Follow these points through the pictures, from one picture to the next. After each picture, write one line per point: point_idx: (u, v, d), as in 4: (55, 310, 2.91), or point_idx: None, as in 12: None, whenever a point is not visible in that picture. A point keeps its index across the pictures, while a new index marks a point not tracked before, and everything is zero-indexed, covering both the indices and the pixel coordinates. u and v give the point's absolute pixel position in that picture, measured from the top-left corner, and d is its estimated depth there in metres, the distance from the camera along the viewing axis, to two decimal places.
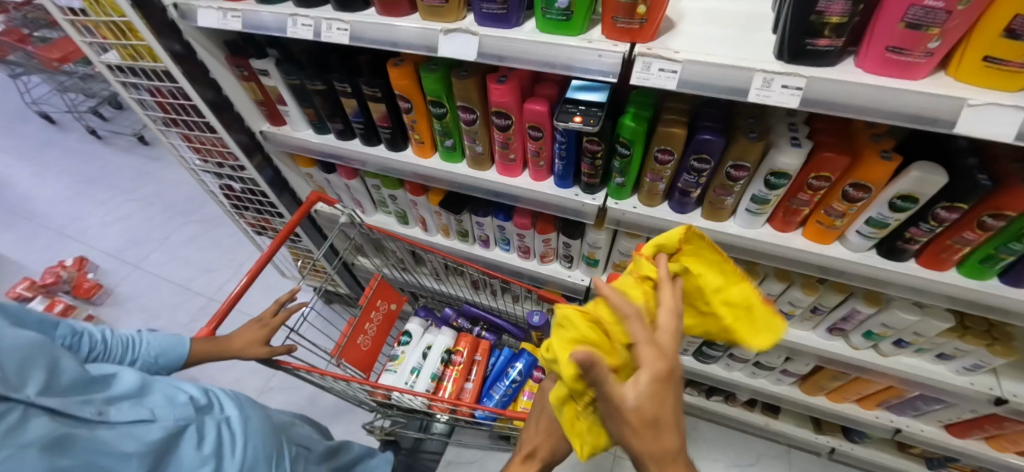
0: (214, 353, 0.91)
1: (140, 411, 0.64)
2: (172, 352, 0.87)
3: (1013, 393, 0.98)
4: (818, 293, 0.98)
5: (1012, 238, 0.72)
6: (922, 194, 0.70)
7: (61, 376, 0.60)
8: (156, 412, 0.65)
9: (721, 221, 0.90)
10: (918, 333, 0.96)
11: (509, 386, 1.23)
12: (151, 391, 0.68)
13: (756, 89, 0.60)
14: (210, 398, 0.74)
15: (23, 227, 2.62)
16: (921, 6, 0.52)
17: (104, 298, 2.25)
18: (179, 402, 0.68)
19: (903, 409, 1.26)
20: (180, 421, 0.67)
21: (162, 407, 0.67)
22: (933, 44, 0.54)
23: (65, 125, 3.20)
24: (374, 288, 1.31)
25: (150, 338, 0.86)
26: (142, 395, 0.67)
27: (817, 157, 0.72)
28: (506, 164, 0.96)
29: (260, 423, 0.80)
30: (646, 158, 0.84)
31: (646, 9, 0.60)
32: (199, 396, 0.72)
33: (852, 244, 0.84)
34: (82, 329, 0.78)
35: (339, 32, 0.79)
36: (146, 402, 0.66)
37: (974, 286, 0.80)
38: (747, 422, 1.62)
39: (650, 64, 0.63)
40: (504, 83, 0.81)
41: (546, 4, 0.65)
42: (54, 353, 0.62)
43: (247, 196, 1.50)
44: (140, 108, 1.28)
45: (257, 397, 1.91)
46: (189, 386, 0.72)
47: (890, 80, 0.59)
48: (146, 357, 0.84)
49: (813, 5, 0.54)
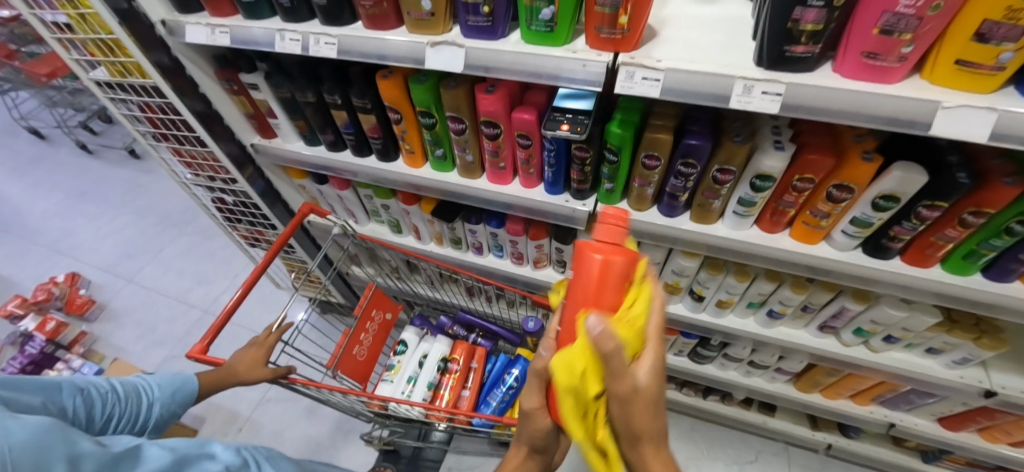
0: (224, 379, 0.99)
1: None
2: (182, 389, 0.96)
3: (1001, 385, 1.01)
4: (808, 292, 1.00)
5: (993, 234, 0.74)
6: (903, 193, 0.72)
7: (83, 463, 0.51)
8: None
9: (709, 223, 0.91)
10: (907, 329, 0.98)
11: (506, 392, 1.24)
12: (185, 466, 0.59)
13: (738, 96, 0.61)
14: (243, 459, 0.66)
15: (13, 244, 2.59)
16: (893, 13, 0.53)
17: (98, 314, 2.24)
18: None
19: (896, 403, 1.27)
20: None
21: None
22: (905, 50, 0.55)
23: (55, 140, 3.18)
24: (369, 297, 1.31)
25: (157, 382, 0.92)
26: (177, 471, 0.58)
27: (802, 160, 0.73)
28: (497, 172, 0.97)
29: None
30: (633, 165, 0.85)
31: (628, 19, 0.62)
32: (233, 461, 0.65)
33: (838, 243, 0.85)
34: (92, 381, 0.80)
35: (328, 46, 0.80)
36: None
37: (959, 281, 0.82)
38: (744, 421, 1.63)
39: (633, 73, 0.64)
40: (492, 93, 0.81)
41: (531, 16, 0.66)
42: (71, 436, 0.53)
43: (239, 209, 1.50)
44: (130, 124, 1.28)
45: (255, 409, 1.90)
46: (221, 451, 0.65)
47: (866, 84, 0.60)
48: (162, 398, 0.91)
49: (789, 13, 0.56)
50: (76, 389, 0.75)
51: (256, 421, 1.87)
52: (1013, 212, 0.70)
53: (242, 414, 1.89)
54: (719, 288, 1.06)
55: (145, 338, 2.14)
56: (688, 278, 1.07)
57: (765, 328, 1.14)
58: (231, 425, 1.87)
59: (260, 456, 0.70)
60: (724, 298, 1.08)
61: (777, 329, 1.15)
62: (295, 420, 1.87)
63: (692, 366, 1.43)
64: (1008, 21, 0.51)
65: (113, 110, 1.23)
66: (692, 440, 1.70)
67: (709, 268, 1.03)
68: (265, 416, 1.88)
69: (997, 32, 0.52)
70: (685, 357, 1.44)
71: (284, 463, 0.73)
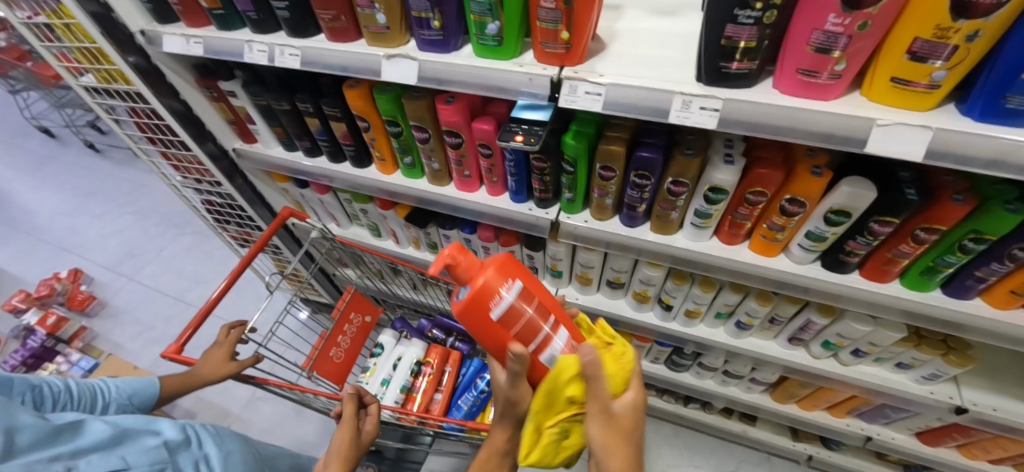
0: (189, 382, 1.01)
1: (111, 460, 0.63)
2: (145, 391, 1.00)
3: (972, 402, 0.99)
4: (773, 304, 1.00)
5: (946, 251, 0.74)
6: (854, 209, 0.72)
7: (21, 435, 0.59)
8: (129, 459, 0.65)
9: (670, 234, 0.92)
10: (873, 343, 0.98)
11: (479, 396, 1.25)
12: (124, 441, 0.67)
13: (676, 111, 0.62)
14: (186, 437, 0.74)
15: (21, 240, 2.68)
16: (823, 30, 0.53)
17: (98, 310, 2.30)
18: (149, 447, 0.68)
19: (873, 416, 1.26)
20: (154, 465, 0.66)
21: (134, 455, 0.66)
22: (839, 67, 0.56)
23: (65, 139, 3.27)
24: (347, 301, 1.34)
25: (118, 384, 0.97)
26: (114, 445, 0.66)
27: (753, 174, 0.74)
28: (463, 180, 0.99)
29: (239, 458, 0.80)
30: (591, 176, 0.86)
31: (569, 34, 0.63)
32: (175, 437, 0.73)
33: (795, 256, 0.85)
34: (48, 382, 0.86)
35: (292, 58, 0.82)
36: (117, 451, 0.65)
37: (917, 298, 0.82)
38: (725, 430, 1.62)
39: (576, 88, 0.65)
40: (451, 103, 0.83)
41: (479, 31, 0.68)
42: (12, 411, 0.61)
43: (227, 210, 1.53)
44: (120, 128, 1.32)
45: (245, 406, 1.94)
46: (164, 429, 0.73)
47: (804, 101, 0.60)
48: (117, 400, 0.94)
49: (722, 30, 0.56)
50: (25, 385, 0.80)
51: (245, 418, 1.91)
52: (967, 228, 0.69)
53: (231, 411, 1.93)
54: (686, 298, 1.06)
55: (143, 335, 2.20)
56: (656, 287, 1.07)
57: (735, 338, 1.14)
58: (221, 421, 1.91)
59: (206, 435, 0.78)
60: (692, 307, 1.08)
61: (748, 339, 1.15)
62: (283, 418, 1.90)
63: (669, 374, 1.43)
64: (936, 39, 0.51)
65: (103, 114, 1.27)
66: (674, 448, 1.70)
67: (675, 278, 1.03)
68: (254, 413, 1.92)
69: (927, 50, 0.52)
70: (662, 365, 1.44)
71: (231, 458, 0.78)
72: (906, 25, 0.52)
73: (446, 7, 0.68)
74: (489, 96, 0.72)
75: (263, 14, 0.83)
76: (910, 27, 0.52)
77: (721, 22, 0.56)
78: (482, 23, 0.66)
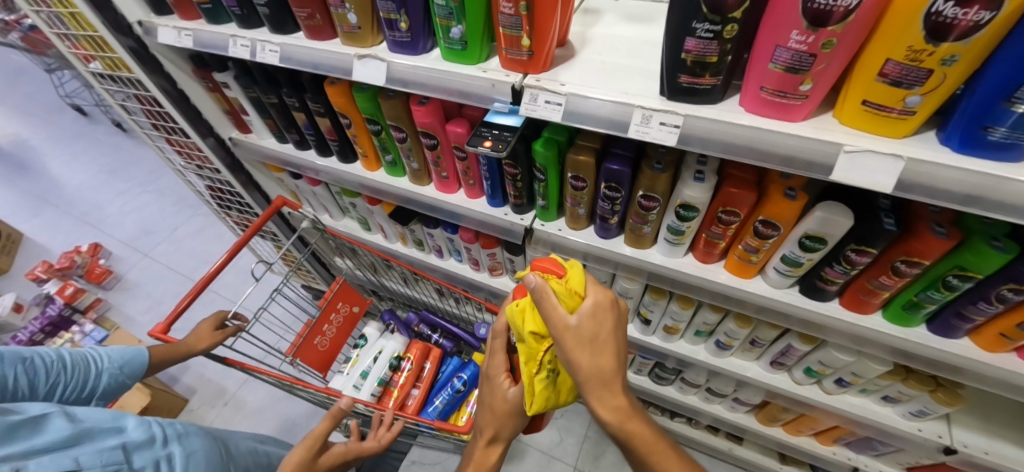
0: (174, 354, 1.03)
1: (61, 462, 0.66)
2: (134, 361, 1.01)
3: (963, 443, 0.94)
4: (752, 326, 0.97)
5: (929, 286, 0.69)
6: (828, 235, 0.69)
7: None
8: (80, 461, 0.67)
9: (645, 248, 0.90)
10: (856, 374, 0.94)
11: (455, 396, 1.26)
12: (81, 441, 0.70)
13: (636, 125, 0.59)
14: (148, 437, 0.77)
15: (50, 212, 2.82)
16: (787, 48, 0.50)
17: (114, 283, 2.41)
18: (105, 447, 0.71)
19: (860, 447, 1.20)
20: (107, 466, 0.69)
21: (88, 455, 0.69)
22: (805, 88, 0.52)
23: (96, 118, 3.42)
24: (334, 291, 1.34)
25: (110, 353, 0.99)
26: (71, 444, 0.69)
27: (724, 192, 0.71)
28: (441, 181, 0.98)
29: (200, 458, 0.82)
30: (564, 185, 0.84)
31: (530, 41, 0.61)
32: (136, 437, 0.75)
33: (772, 280, 0.82)
34: (37, 351, 0.87)
35: (271, 54, 0.83)
36: (71, 451, 0.68)
37: (898, 332, 0.78)
38: (710, 446, 1.59)
39: (537, 96, 0.64)
40: (425, 105, 0.82)
41: (444, 35, 0.66)
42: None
43: (228, 197, 1.57)
44: (127, 113, 1.37)
45: (241, 386, 2.00)
46: (128, 428, 0.76)
47: (770, 121, 0.56)
48: (111, 369, 0.97)
49: (682, 43, 0.53)
50: (16, 358, 0.82)
51: (241, 397, 1.97)
52: (950, 263, 0.65)
53: (229, 390, 1.99)
54: (664, 313, 1.04)
55: (153, 310, 2.29)
56: (635, 300, 1.06)
57: (716, 357, 1.11)
58: (218, 399, 1.97)
59: (171, 433, 0.81)
60: (670, 323, 1.06)
61: (729, 359, 1.12)
62: (276, 400, 1.95)
63: (651, 386, 1.40)
64: (909, 61, 0.47)
65: (112, 100, 1.32)
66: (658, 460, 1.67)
67: (653, 293, 1.01)
68: (249, 393, 1.97)
69: (901, 73, 0.48)
70: (646, 376, 1.41)
71: (193, 461, 0.80)
72: (877, 45, 0.48)
73: (412, 8, 0.67)
74: (457, 101, 0.71)
75: (246, 10, 0.85)
76: (881, 47, 0.48)
77: (679, 35, 0.53)
78: (447, 27, 0.65)
